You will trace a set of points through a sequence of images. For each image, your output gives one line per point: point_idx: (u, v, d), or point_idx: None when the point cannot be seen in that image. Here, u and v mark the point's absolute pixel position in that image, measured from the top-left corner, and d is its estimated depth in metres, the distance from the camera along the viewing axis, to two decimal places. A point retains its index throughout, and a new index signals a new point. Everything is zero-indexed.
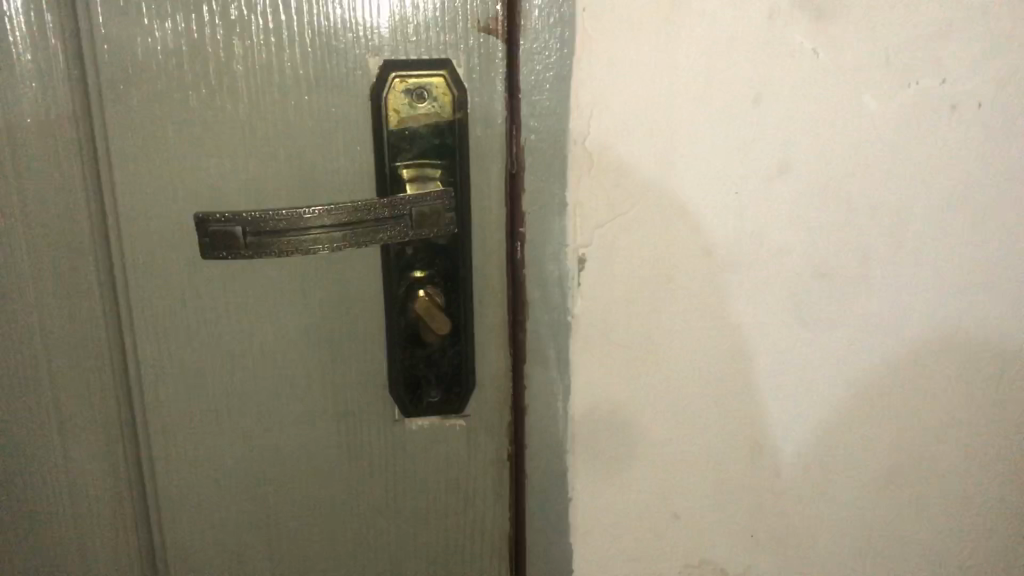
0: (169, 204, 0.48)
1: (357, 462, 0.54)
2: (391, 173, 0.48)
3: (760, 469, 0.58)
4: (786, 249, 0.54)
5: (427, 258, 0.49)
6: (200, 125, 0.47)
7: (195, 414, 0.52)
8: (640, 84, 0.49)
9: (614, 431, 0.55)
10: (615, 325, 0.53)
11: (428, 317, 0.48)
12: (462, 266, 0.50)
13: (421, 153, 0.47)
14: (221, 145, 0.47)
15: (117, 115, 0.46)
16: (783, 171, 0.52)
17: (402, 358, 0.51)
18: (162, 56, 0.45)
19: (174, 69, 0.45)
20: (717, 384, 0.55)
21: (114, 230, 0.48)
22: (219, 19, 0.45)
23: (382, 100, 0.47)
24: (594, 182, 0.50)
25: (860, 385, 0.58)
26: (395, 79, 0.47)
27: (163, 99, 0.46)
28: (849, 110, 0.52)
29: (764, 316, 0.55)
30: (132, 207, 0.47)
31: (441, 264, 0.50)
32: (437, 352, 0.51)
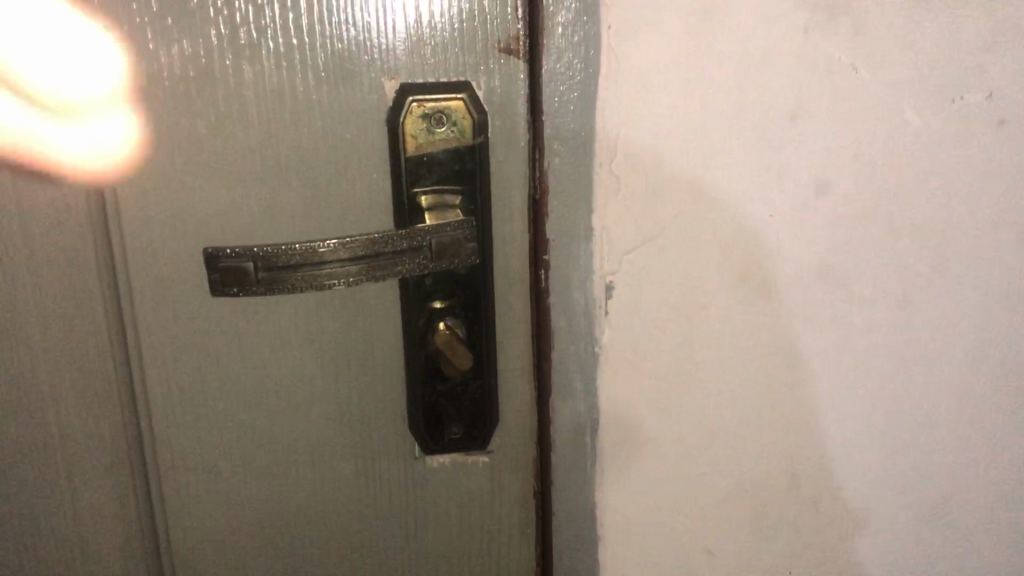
0: (175, 237, 0.46)
1: (377, 501, 0.51)
2: (409, 201, 0.46)
3: (798, 503, 0.55)
4: (825, 274, 0.51)
5: (448, 288, 0.47)
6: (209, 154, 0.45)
7: (206, 453, 0.50)
8: (670, 103, 0.46)
9: (644, 464, 0.53)
10: (646, 355, 0.51)
11: (449, 352, 0.46)
12: (484, 296, 0.47)
13: (441, 180, 0.45)
14: (232, 174, 0.45)
15: (124, 145, 0.44)
16: (820, 192, 0.49)
17: (423, 393, 0.49)
18: (169, 83, 0.43)
19: (181, 97, 0.43)
20: (753, 415, 0.53)
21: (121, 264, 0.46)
22: (229, 42, 0.43)
23: (399, 125, 0.44)
24: (621, 206, 0.48)
25: (903, 414, 0.55)
26: (412, 103, 0.44)
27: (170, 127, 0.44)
28: (890, 126, 0.49)
29: (802, 343, 0.52)
30: (141, 239, 0.45)
31: (463, 295, 0.47)
32: (459, 386, 0.49)
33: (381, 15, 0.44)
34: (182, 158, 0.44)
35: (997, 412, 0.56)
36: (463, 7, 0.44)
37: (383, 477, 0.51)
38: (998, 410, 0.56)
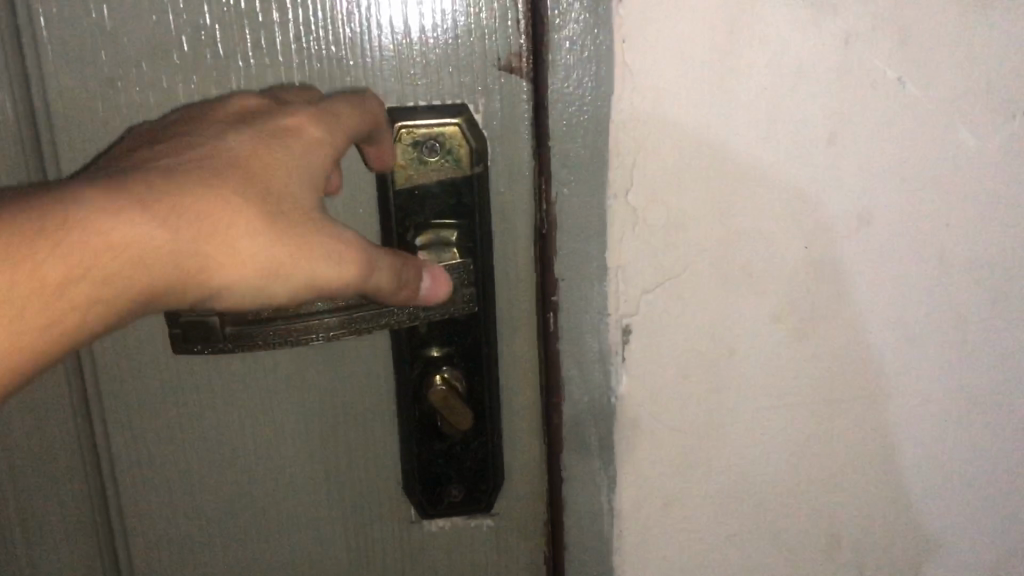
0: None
1: (373, 552, 0.48)
2: (401, 239, 0.42)
3: (838, 564, 0.50)
4: (869, 312, 0.45)
5: (444, 336, 0.43)
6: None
7: (185, 507, 0.47)
8: (691, 125, 0.41)
9: (669, 525, 0.47)
10: (669, 406, 0.45)
11: (444, 409, 0.42)
12: (484, 344, 0.44)
13: (435, 217, 0.42)
14: None
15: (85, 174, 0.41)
16: (863, 224, 0.44)
17: (420, 452, 0.45)
18: (138, 107, 0.41)
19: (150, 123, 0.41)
20: (788, 470, 0.47)
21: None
22: (203, 65, 0.40)
23: None
24: (639, 241, 0.43)
25: (962, 468, 0.49)
26: (402, 130, 0.41)
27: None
28: (940, 146, 0.43)
29: (843, 389, 0.46)
30: None
31: (460, 344, 0.44)
32: (458, 444, 0.45)
33: (367, 32, 0.40)
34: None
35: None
36: (456, 22, 0.40)
37: (381, 533, 0.48)
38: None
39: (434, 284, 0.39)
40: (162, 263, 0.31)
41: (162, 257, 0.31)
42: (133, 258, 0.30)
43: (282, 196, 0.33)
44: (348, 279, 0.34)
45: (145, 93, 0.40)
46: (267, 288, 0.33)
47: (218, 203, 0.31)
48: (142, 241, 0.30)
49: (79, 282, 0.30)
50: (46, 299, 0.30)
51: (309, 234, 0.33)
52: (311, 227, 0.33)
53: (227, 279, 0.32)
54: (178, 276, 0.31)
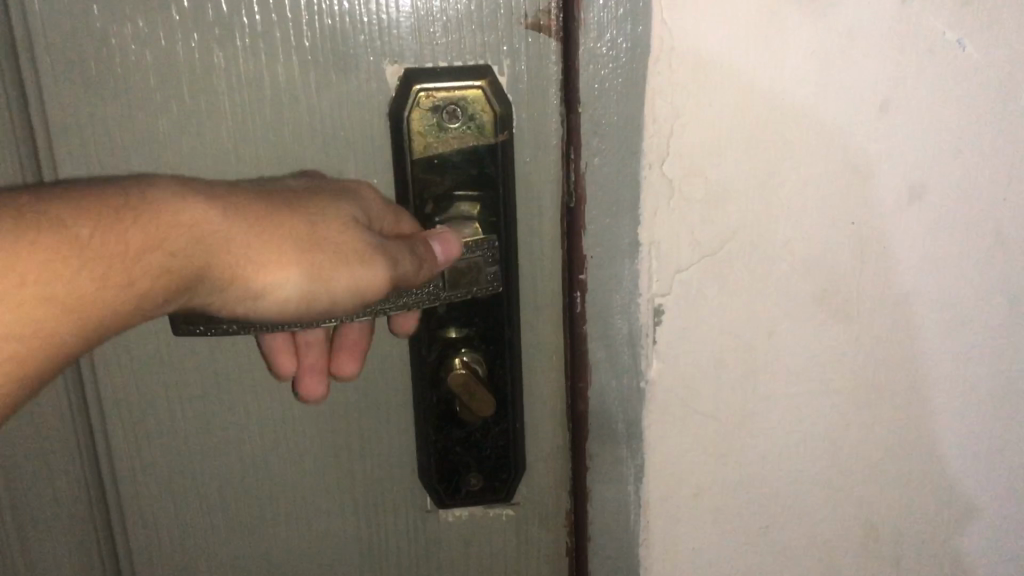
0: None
1: (387, 538, 0.46)
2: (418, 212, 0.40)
3: (876, 558, 0.47)
4: (917, 293, 0.42)
5: (464, 317, 0.41)
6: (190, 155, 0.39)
7: (186, 490, 0.44)
8: (733, 91, 0.38)
9: (699, 517, 0.45)
10: (702, 393, 0.43)
11: (466, 397, 0.40)
12: (507, 326, 0.41)
13: (455, 188, 0.39)
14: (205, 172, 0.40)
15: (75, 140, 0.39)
16: (915, 198, 0.41)
17: (436, 440, 0.43)
18: (132, 69, 0.38)
19: (144, 86, 0.38)
20: (826, 460, 0.45)
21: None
22: (202, 22, 0.37)
23: (404, 120, 0.38)
24: (675, 216, 0.40)
25: (1011, 462, 0.46)
26: (419, 94, 0.38)
27: (144, 129, 0.39)
28: (1001, 116, 0.40)
29: (886, 376, 0.44)
30: None
31: (482, 324, 0.41)
32: (477, 432, 0.43)
33: None
34: (161, 163, 0.39)
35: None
36: None
37: (393, 522, 0.46)
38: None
39: (444, 246, 0.36)
40: (223, 251, 0.32)
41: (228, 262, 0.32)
42: (198, 246, 0.31)
43: (334, 204, 0.34)
44: (383, 273, 0.34)
45: (140, 52, 0.37)
46: (315, 284, 0.33)
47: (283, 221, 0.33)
48: (210, 222, 0.31)
49: (151, 251, 0.31)
50: (118, 262, 0.30)
51: (353, 232, 0.34)
52: (352, 226, 0.34)
53: (277, 274, 0.33)
54: (235, 268, 0.32)
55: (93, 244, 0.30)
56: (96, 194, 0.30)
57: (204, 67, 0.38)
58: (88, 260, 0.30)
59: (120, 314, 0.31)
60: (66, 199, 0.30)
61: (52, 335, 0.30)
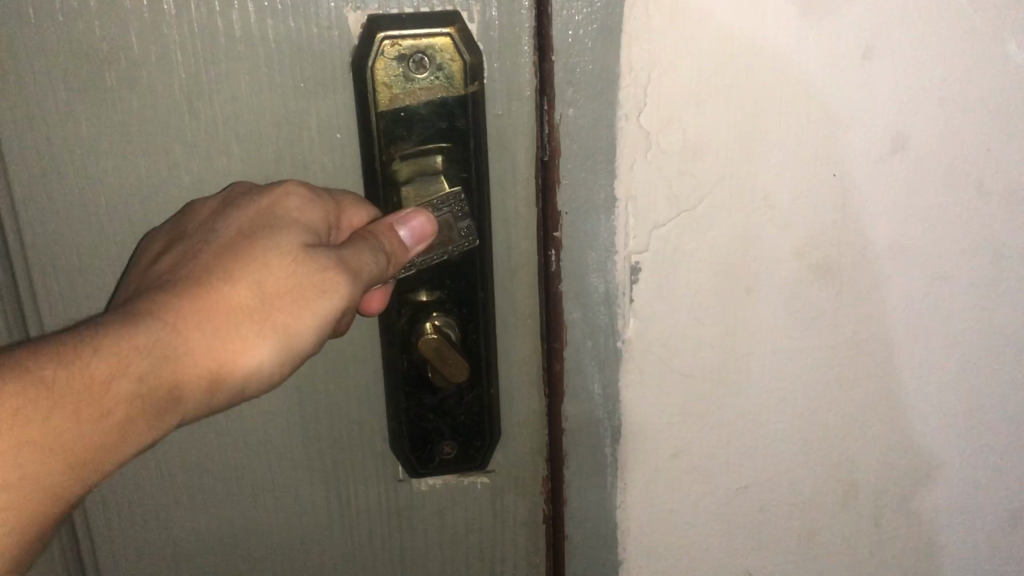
0: (107, 209, 0.39)
1: (357, 509, 0.45)
2: (386, 168, 0.37)
3: (854, 518, 0.46)
4: (899, 249, 0.41)
5: (435, 279, 0.39)
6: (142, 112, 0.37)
7: (146, 466, 0.42)
8: (713, 38, 0.36)
9: (677, 479, 0.44)
10: (680, 352, 0.41)
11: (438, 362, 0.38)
12: (480, 288, 0.40)
13: (422, 142, 0.37)
14: (157, 130, 0.37)
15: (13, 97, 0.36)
16: (898, 150, 0.40)
17: (407, 408, 0.41)
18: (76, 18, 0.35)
19: (89, 36, 0.35)
20: (805, 421, 0.44)
21: (39, 248, 0.39)
22: None
23: (369, 69, 0.36)
24: (653, 169, 0.38)
25: (990, 419, 0.45)
26: (384, 41, 0.36)
27: (89, 83, 0.36)
28: (986, 64, 0.39)
29: (866, 334, 0.43)
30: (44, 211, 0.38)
31: (454, 285, 0.39)
32: (450, 399, 0.41)
33: None
34: (108, 120, 0.37)
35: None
36: None
37: (366, 492, 0.44)
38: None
39: (413, 228, 0.36)
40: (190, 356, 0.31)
41: (201, 356, 0.31)
42: (161, 357, 0.31)
43: (269, 249, 0.33)
44: (353, 292, 0.34)
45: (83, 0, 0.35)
46: (288, 339, 0.33)
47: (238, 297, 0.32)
48: (162, 339, 0.31)
49: (116, 384, 0.30)
50: (91, 399, 0.30)
51: (302, 269, 0.33)
52: (299, 262, 0.33)
53: (253, 351, 0.32)
54: (211, 367, 0.32)
55: (60, 389, 0.29)
56: (42, 347, 0.30)
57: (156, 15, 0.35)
58: (60, 405, 0.29)
59: (117, 450, 0.31)
60: (24, 353, 0.29)
61: (56, 487, 0.30)
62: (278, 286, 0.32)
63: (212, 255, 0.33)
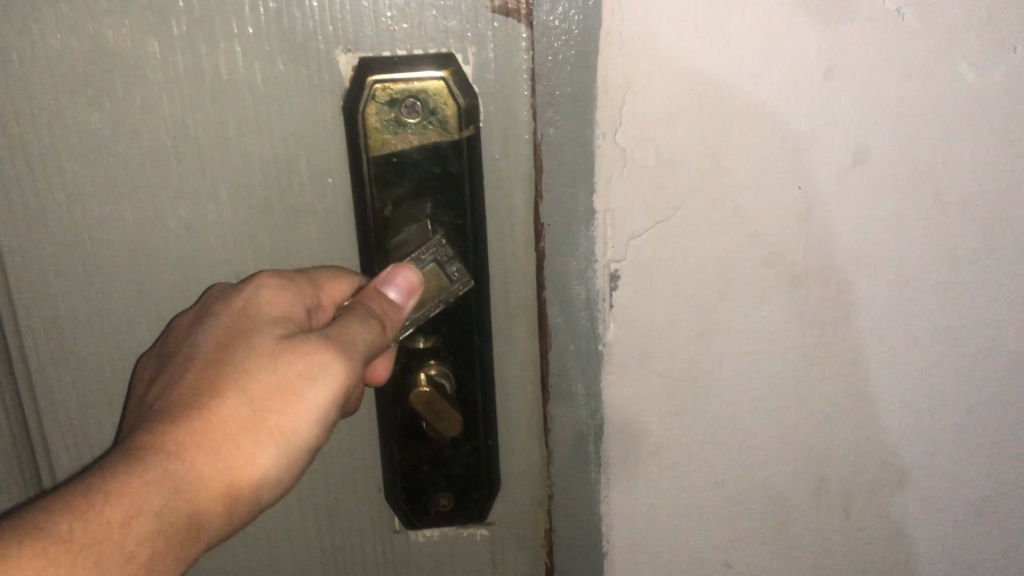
0: (128, 217, 0.42)
1: (365, 502, 0.48)
2: (376, 207, 0.41)
3: (826, 510, 0.49)
4: (862, 257, 0.44)
5: (431, 329, 0.43)
6: (155, 127, 0.40)
7: None
8: (683, 61, 0.39)
9: (657, 473, 0.46)
10: (658, 354, 0.44)
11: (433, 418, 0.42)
12: (475, 338, 0.43)
13: (416, 179, 0.40)
14: (175, 149, 0.41)
15: (43, 119, 0.40)
16: (858, 163, 0.42)
17: (406, 457, 0.45)
18: (97, 47, 0.38)
19: (109, 64, 0.39)
20: (778, 416, 0.47)
21: (69, 256, 0.43)
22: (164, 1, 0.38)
23: (360, 112, 0.39)
24: (629, 183, 0.41)
25: (952, 413, 0.48)
26: (375, 86, 0.39)
27: (110, 107, 0.40)
28: (938, 82, 0.42)
29: (834, 336, 0.45)
30: (75, 223, 0.42)
31: (450, 335, 0.43)
32: (446, 450, 0.45)
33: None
34: (130, 140, 0.40)
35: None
36: None
37: (362, 486, 0.47)
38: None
39: (400, 287, 0.39)
40: (200, 481, 0.33)
41: (209, 474, 0.33)
42: (173, 483, 0.32)
43: (251, 355, 0.35)
44: (346, 367, 0.36)
45: (102, 30, 0.38)
46: (285, 436, 0.35)
47: (230, 410, 0.34)
48: (167, 468, 0.32)
49: (135, 521, 0.31)
50: (114, 536, 0.30)
51: (286, 363, 0.35)
52: (279, 359, 0.35)
53: (258, 458, 0.35)
54: (223, 484, 0.34)
55: (82, 536, 0.30)
56: (50, 504, 0.30)
57: (168, 41, 0.38)
58: (88, 550, 0.30)
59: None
60: (35, 511, 0.30)
61: None
62: (265, 388, 0.35)
63: (195, 374, 0.35)
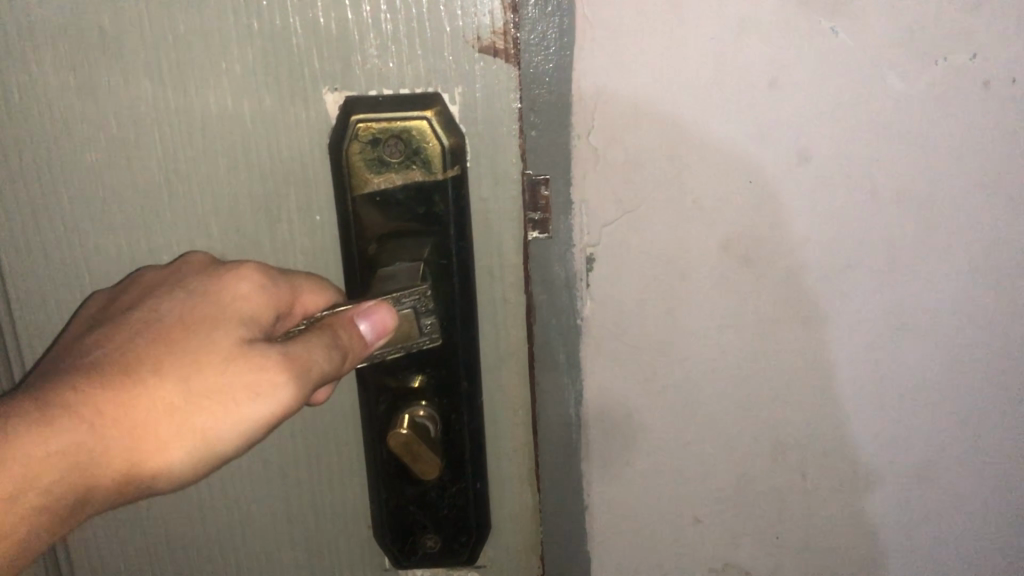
0: (193, 202, 0.51)
1: None
2: (358, 227, 0.49)
3: (785, 472, 0.55)
4: (808, 244, 0.50)
5: (421, 369, 0.50)
6: (205, 124, 0.49)
7: None
8: (646, 74, 0.46)
9: (630, 434, 0.53)
10: (630, 328, 0.51)
11: (411, 461, 0.48)
12: (461, 384, 0.51)
13: (400, 209, 0.48)
14: (228, 148, 0.49)
15: (124, 120, 0.49)
16: (802, 161, 0.49)
17: (400, 497, 0.53)
18: (168, 62, 0.48)
19: (176, 76, 0.48)
20: (740, 385, 0.53)
21: (145, 231, 0.52)
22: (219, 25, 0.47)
23: (346, 147, 0.47)
24: (600, 178, 0.48)
25: (899, 385, 0.54)
26: (359, 123, 0.47)
27: (178, 110, 0.49)
28: (873, 93, 0.48)
29: (787, 313, 0.52)
30: (150, 205, 0.51)
31: (439, 380, 0.51)
32: (433, 491, 0.52)
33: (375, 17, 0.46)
34: (192, 138, 0.49)
35: (1003, 386, 0.54)
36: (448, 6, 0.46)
37: None
38: (1005, 385, 0.54)
39: (373, 322, 0.43)
40: (107, 458, 0.37)
41: (113, 453, 0.37)
42: (76, 455, 0.36)
43: (211, 349, 0.38)
44: (289, 391, 0.39)
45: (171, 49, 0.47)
46: (203, 438, 0.39)
47: (157, 401, 0.37)
48: (75, 441, 0.36)
49: (25, 483, 0.35)
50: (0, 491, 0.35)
51: (231, 372, 0.38)
52: (230, 364, 0.39)
53: (169, 453, 0.38)
54: (126, 467, 0.37)
55: None
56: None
57: (223, 58, 0.47)
58: None
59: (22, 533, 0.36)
60: None
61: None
62: (203, 387, 0.38)
63: (148, 343, 0.38)
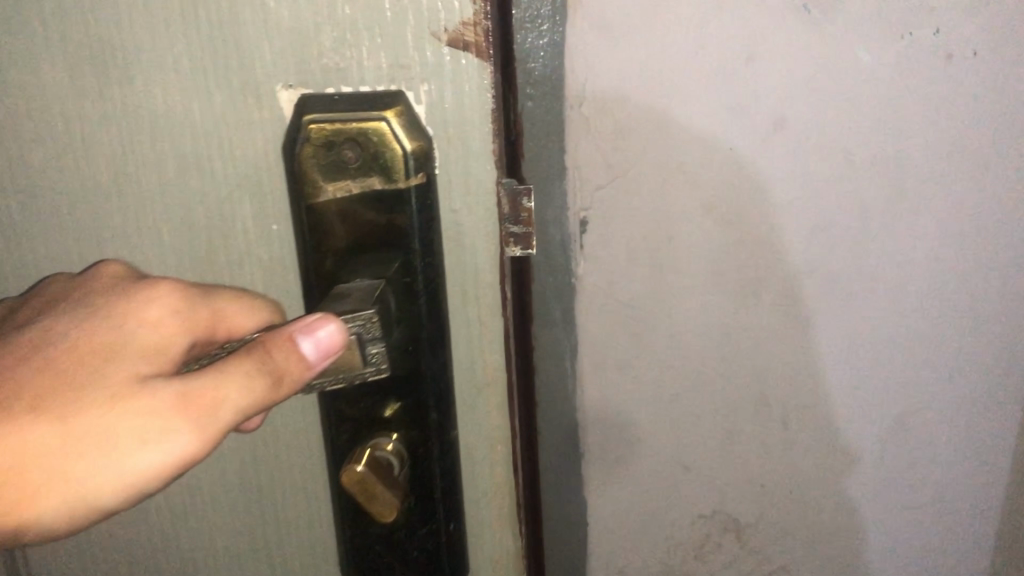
0: (197, 183, 0.52)
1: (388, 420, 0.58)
2: (319, 228, 0.50)
3: (767, 422, 0.59)
4: (785, 206, 0.54)
5: (382, 398, 0.53)
6: (208, 109, 0.50)
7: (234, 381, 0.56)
8: (632, 47, 0.50)
9: (620, 382, 0.58)
10: (619, 285, 0.55)
11: (364, 501, 0.49)
12: (430, 413, 0.54)
13: (363, 215, 0.49)
14: (230, 129, 0.51)
15: (133, 102, 0.50)
16: (777, 128, 0.52)
17: (368, 534, 0.55)
18: (173, 47, 0.49)
19: (184, 60, 0.49)
20: (724, 340, 0.57)
21: (154, 209, 0.53)
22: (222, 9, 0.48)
23: (302, 149, 0.48)
24: (590, 145, 0.52)
25: (873, 339, 0.58)
26: (313, 128, 0.48)
27: (182, 94, 0.50)
28: (843, 64, 0.51)
29: (766, 270, 0.55)
30: (158, 184, 0.52)
31: (410, 406, 0.53)
32: (399, 531, 0.55)
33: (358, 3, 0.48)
34: (196, 122, 0.51)
35: (970, 338, 0.58)
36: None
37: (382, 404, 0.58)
38: (971, 337, 0.58)
39: (315, 342, 0.43)
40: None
41: (18, 495, 0.40)
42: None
43: (96, 385, 0.41)
44: (182, 433, 0.41)
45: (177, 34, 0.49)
46: (86, 490, 0.41)
47: (52, 446, 0.40)
48: None
49: None
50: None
51: (118, 417, 0.40)
52: (118, 410, 0.41)
53: (44, 504, 0.40)
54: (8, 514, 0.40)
55: None
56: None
57: (226, 43, 0.49)
58: None
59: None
60: None
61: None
62: (85, 433, 0.40)
63: (31, 377, 0.41)
